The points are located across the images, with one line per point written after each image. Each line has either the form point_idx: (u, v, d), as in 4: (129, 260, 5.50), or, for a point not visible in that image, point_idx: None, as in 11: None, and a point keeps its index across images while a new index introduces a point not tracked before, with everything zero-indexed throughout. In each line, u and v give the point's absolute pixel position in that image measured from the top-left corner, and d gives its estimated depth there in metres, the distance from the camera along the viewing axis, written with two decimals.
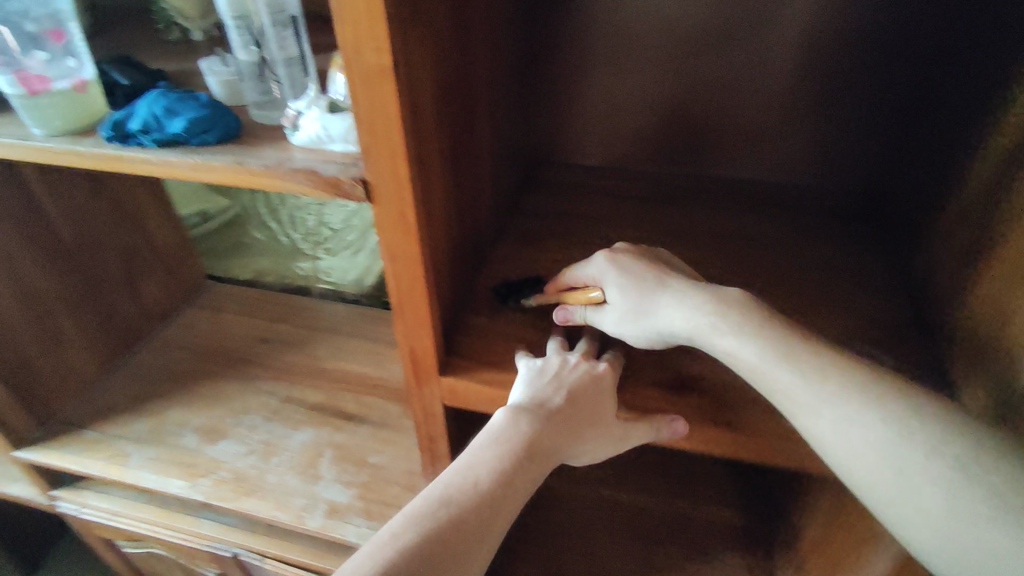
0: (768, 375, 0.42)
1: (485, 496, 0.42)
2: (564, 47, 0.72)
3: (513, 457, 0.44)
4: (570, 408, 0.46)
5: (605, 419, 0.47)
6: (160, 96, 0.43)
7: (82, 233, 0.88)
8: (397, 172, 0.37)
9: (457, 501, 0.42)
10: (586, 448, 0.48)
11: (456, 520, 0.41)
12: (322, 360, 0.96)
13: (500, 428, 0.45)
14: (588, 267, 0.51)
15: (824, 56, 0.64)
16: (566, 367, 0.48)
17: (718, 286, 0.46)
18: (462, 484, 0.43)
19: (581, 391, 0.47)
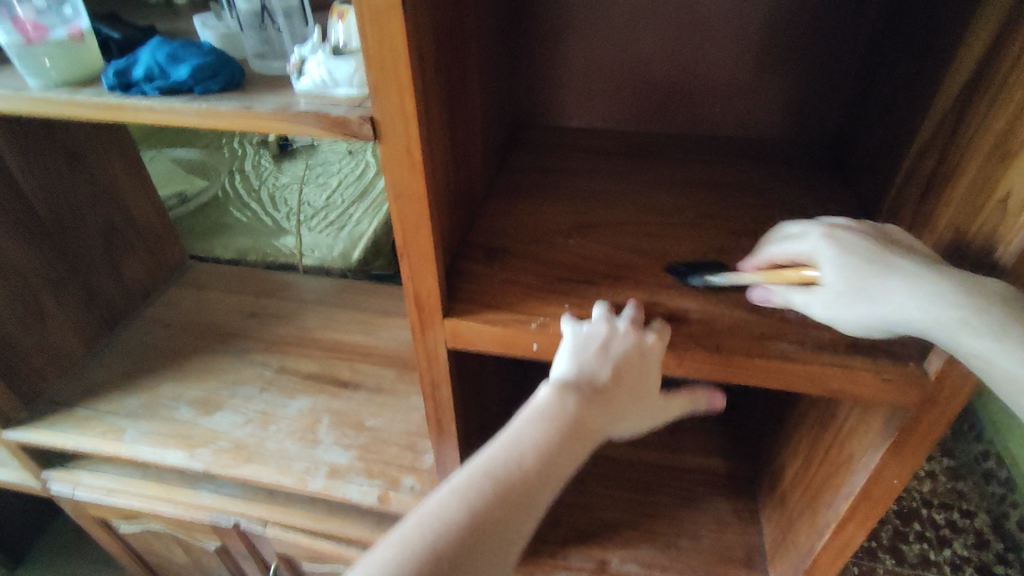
0: (1021, 383, 0.38)
1: (530, 478, 0.43)
2: (545, 9, 0.74)
3: (558, 439, 0.44)
4: (616, 384, 0.47)
5: (650, 390, 0.48)
6: (160, 46, 0.44)
7: (62, 211, 0.87)
8: (405, 108, 0.38)
9: (504, 481, 0.42)
10: (630, 420, 0.49)
11: (501, 497, 0.42)
12: (313, 331, 0.97)
13: (546, 407, 0.45)
14: (800, 245, 0.47)
15: (789, 12, 0.68)
16: (614, 336, 0.47)
17: (969, 275, 0.41)
18: (506, 461, 0.43)
19: (626, 364, 0.47)
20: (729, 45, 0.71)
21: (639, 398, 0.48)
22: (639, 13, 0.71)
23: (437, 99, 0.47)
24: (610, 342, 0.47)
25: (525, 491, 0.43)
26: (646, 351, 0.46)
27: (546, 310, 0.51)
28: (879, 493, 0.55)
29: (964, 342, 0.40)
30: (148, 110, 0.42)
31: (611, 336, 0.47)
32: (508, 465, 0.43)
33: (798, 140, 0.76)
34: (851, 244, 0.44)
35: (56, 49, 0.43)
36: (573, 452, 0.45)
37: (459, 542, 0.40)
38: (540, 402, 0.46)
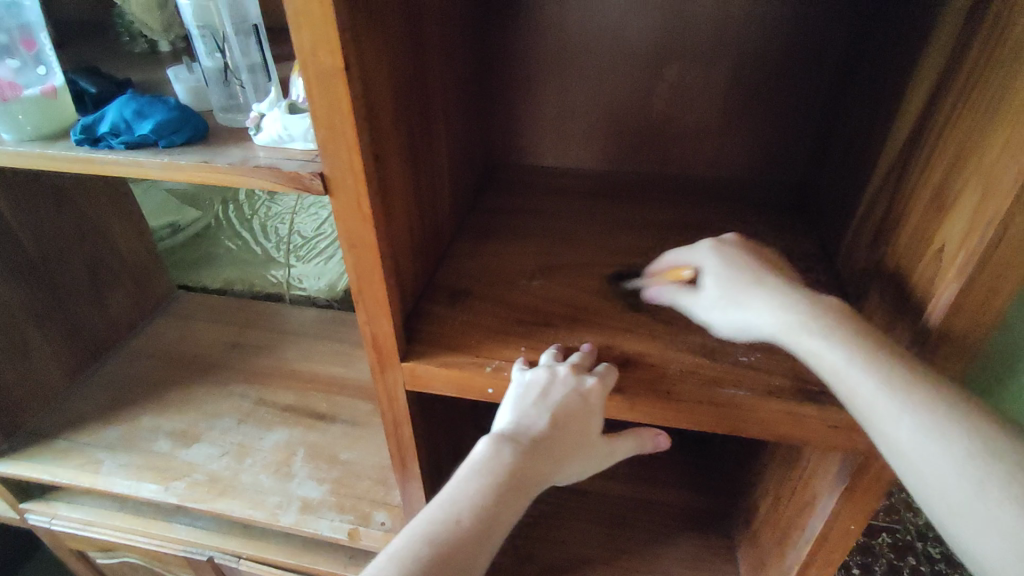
0: (849, 378, 0.40)
1: (471, 530, 0.43)
2: (517, 55, 0.76)
3: (499, 487, 0.45)
4: (555, 431, 0.48)
5: (588, 436, 0.49)
6: (128, 102, 0.46)
7: (48, 245, 0.89)
8: (354, 165, 0.40)
9: (447, 538, 0.42)
10: (569, 466, 0.49)
11: (439, 556, 0.41)
12: (293, 363, 0.98)
13: (485, 459, 0.46)
14: (691, 252, 0.54)
15: (750, 60, 0.70)
16: (553, 380, 0.48)
17: (815, 293, 0.46)
18: (445, 520, 0.43)
19: (565, 408, 0.48)
20: (695, 91, 0.73)
21: (580, 444, 0.49)
22: (607, 60, 0.74)
23: (398, 152, 0.49)
24: (549, 386, 0.48)
25: (469, 540, 0.42)
26: (587, 394, 0.47)
27: (503, 353, 0.52)
28: (837, 535, 0.56)
29: (847, 374, 0.41)
30: (113, 163, 0.44)
31: (553, 381, 0.48)
32: (451, 516, 0.43)
33: (768, 181, 0.78)
34: (739, 259, 0.50)
35: (30, 107, 0.45)
36: (515, 499, 0.45)
37: None
38: (482, 454, 0.47)
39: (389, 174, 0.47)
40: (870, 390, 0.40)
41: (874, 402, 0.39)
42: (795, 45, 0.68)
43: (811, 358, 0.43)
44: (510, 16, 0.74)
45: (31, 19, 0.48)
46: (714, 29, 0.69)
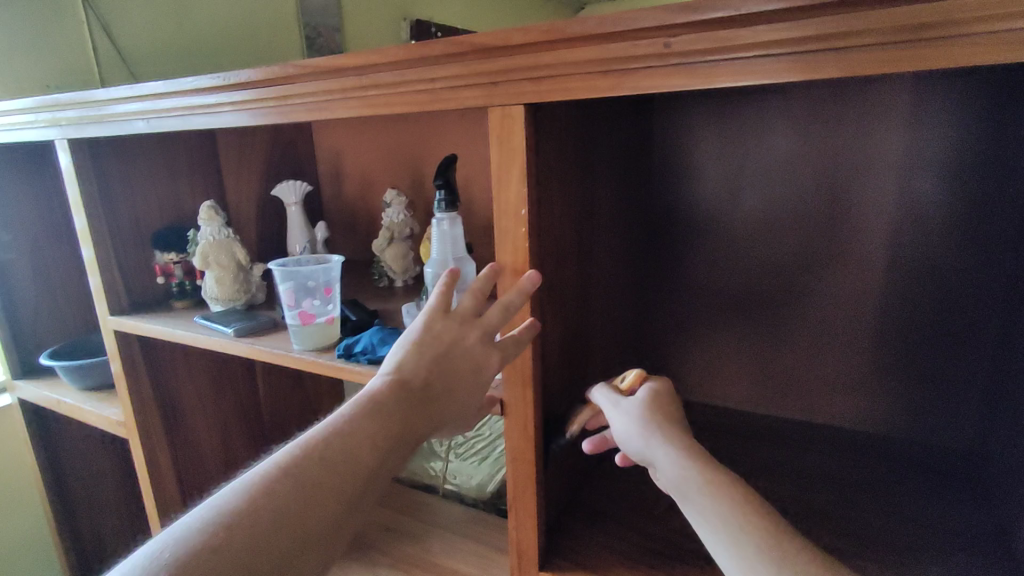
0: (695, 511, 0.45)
1: (355, 419, 0.48)
2: (671, 308, 0.87)
3: (388, 387, 0.49)
4: (445, 363, 0.51)
5: (480, 383, 0.51)
6: (376, 331, 0.66)
7: (277, 417, 1.11)
8: (524, 395, 0.53)
9: (337, 429, 0.47)
10: (453, 404, 0.51)
11: (324, 450, 0.46)
12: (436, 555, 0.93)
13: (386, 384, 0.50)
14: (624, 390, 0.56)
15: (897, 330, 0.73)
16: (434, 318, 0.52)
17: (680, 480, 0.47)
18: (343, 429, 0.47)
19: (446, 355, 0.51)
20: (839, 347, 0.77)
21: (465, 407, 0.51)
22: (753, 314, 0.82)
23: (559, 388, 0.60)
24: (430, 333, 0.51)
25: (330, 490, 0.44)
26: None
27: None
28: None
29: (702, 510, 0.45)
30: (360, 371, 0.61)
31: (433, 326, 0.52)
32: (318, 447, 0.46)
33: (945, 451, 0.73)
34: (649, 425, 0.50)
35: (316, 331, 0.68)
36: (388, 452, 0.48)
37: (290, 471, 0.44)
38: (360, 389, 0.50)
39: (549, 403, 0.58)
40: (683, 494, 0.46)
41: (693, 512, 0.45)
42: (941, 323, 0.70)
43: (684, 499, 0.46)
44: (674, 279, 0.86)
45: (334, 276, 0.70)
46: (850, 293, 0.75)
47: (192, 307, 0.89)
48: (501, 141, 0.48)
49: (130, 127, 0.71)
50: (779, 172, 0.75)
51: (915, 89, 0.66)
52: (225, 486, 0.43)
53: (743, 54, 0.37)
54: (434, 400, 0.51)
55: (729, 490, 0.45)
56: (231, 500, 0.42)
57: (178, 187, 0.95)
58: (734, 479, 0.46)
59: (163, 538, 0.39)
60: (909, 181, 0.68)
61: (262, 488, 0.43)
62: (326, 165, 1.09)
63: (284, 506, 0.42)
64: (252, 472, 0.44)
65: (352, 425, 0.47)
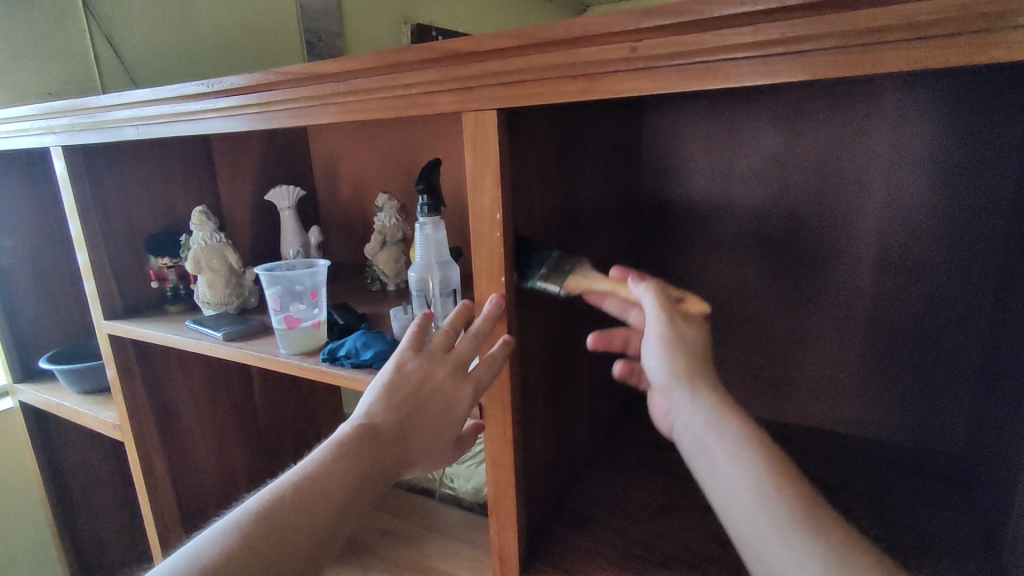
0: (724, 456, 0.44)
1: (327, 463, 0.48)
2: None
3: (360, 429, 0.50)
4: (419, 401, 0.52)
5: (453, 419, 0.52)
6: (360, 335, 0.66)
7: (273, 420, 1.12)
8: (503, 400, 0.53)
9: (309, 474, 0.48)
10: (426, 442, 0.52)
11: (295, 498, 0.46)
12: (430, 559, 0.93)
13: (358, 426, 0.50)
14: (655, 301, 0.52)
15: (887, 332, 0.72)
16: (406, 358, 0.53)
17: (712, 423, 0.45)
18: (314, 475, 0.48)
19: (419, 393, 0.52)
20: (830, 351, 0.76)
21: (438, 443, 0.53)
22: (743, 317, 0.81)
23: (542, 392, 0.60)
24: (401, 373, 0.52)
25: (301, 538, 0.45)
26: None
27: None
28: None
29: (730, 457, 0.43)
30: (344, 375, 0.62)
31: (405, 362, 0.53)
32: (288, 496, 0.47)
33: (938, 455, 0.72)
34: (708, 404, 0.46)
35: (303, 335, 0.68)
36: (360, 496, 0.49)
37: (261, 521, 0.45)
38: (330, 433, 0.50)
39: (530, 407, 0.58)
40: (715, 436, 0.45)
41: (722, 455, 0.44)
42: (932, 326, 0.70)
43: (712, 440, 0.45)
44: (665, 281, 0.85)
45: (321, 280, 0.71)
46: (840, 296, 0.74)
47: (186, 312, 0.90)
48: (475, 145, 0.48)
49: (121, 134, 0.72)
50: (769, 174, 0.75)
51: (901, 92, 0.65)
52: (194, 540, 0.44)
53: (709, 57, 0.37)
54: (406, 440, 0.52)
55: (796, 502, 0.40)
56: (202, 553, 0.43)
57: (173, 192, 0.96)
58: (807, 495, 0.41)
59: None
60: (898, 183, 0.68)
61: (231, 543, 0.43)
62: (321, 169, 1.10)
63: (255, 561, 0.43)
64: (224, 522, 0.45)
65: (323, 472, 0.48)
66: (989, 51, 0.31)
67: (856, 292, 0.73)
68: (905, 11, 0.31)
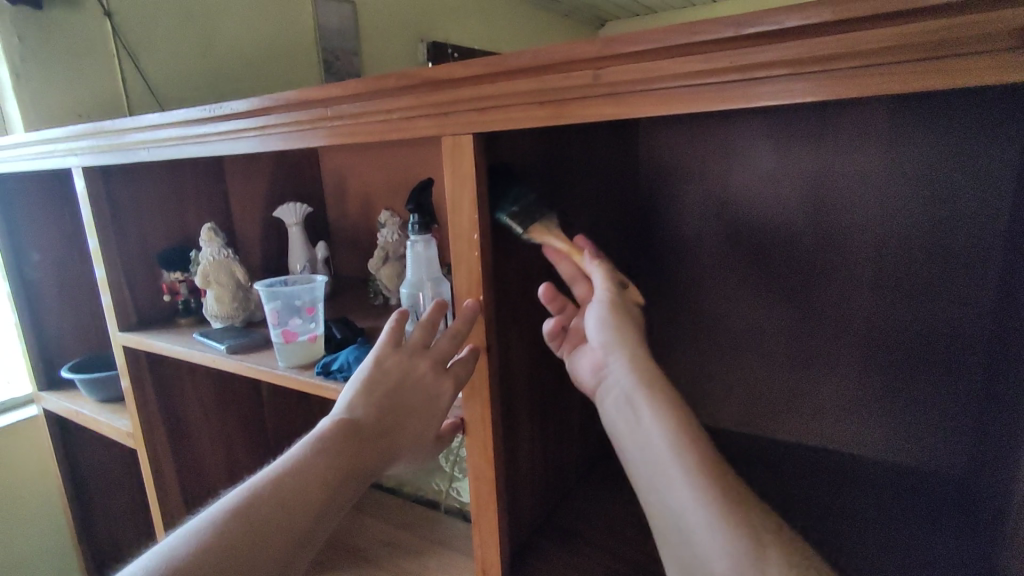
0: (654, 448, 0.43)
1: (305, 458, 0.51)
2: (659, 326, 0.87)
3: (338, 423, 0.53)
4: (399, 396, 0.54)
5: (433, 413, 0.54)
6: (355, 349, 0.68)
7: (281, 430, 1.15)
8: (483, 413, 0.54)
9: (289, 468, 0.51)
10: (405, 437, 0.54)
11: (273, 491, 0.49)
12: (430, 572, 0.94)
13: (337, 421, 0.53)
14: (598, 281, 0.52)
15: (885, 352, 0.71)
16: (386, 354, 0.56)
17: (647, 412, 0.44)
18: (293, 468, 0.50)
19: (397, 389, 0.54)
20: (827, 369, 0.76)
21: (418, 438, 0.55)
22: (740, 334, 0.81)
23: (527, 408, 0.61)
24: (381, 368, 0.55)
25: (281, 529, 0.48)
26: None
27: None
28: None
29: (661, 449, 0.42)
30: (336, 388, 0.64)
31: (383, 360, 0.55)
32: (267, 488, 0.49)
33: (941, 477, 0.71)
34: (638, 366, 0.47)
35: (299, 349, 0.70)
36: (338, 488, 0.51)
37: (240, 512, 0.47)
38: (311, 429, 0.53)
39: (514, 422, 0.59)
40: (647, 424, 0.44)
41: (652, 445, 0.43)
42: (931, 346, 0.68)
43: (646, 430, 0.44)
44: (662, 298, 0.86)
45: (319, 296, 0.73)
46: (835, 314, 0.74)
47: (196, 324, 0.94)
48: (454, 167, 0.50)
49: (134, 155, 0.76)
50: (762, 192, 0.75)
51: (892, 111, 0.65)
52: (176, 531, 0.46)
53: (668, 84, 0.39)
54: (385, 434, 0.54)
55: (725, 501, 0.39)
56: (183, 543, 0.45)
57: (187, 209, 1.00)
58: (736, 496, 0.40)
59: None
60: (891, 202, 0.67)
61: (212, 534, 0.46)
62: (330, 186, 1.13)
63: (235, 553, 0.45)
64: (204, 516, 0.47)
65: (300, 466, 0.51)
66: (933, 79, 0.31)
67: (852, 311, 0.72)
68: (849, 41, 0.32)
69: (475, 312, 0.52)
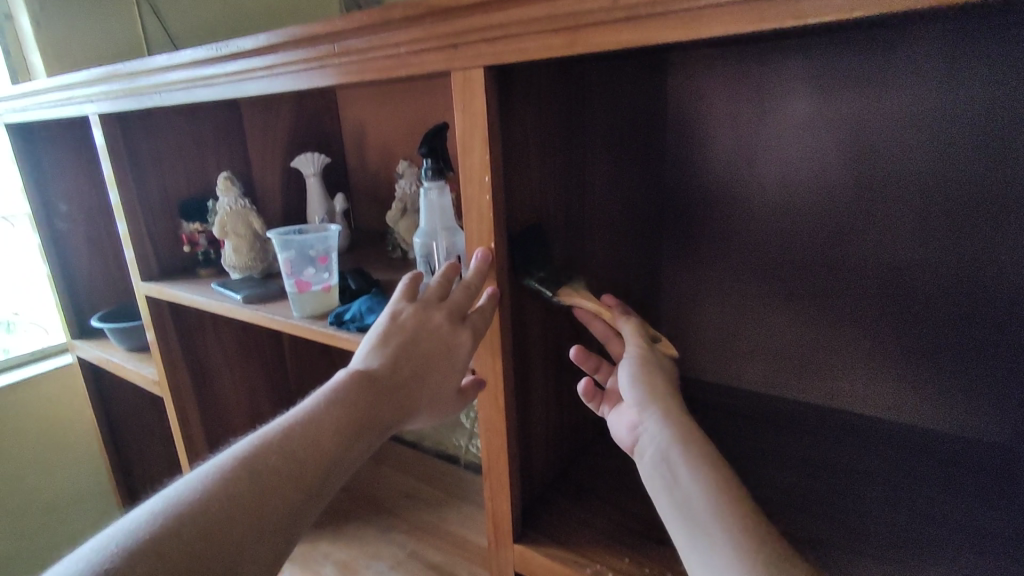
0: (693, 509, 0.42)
1: (318, 409, 0.50)
2: (684, 283, 0.84)
3: (353, 376, 0.52)
4: (415, 350, 0.53)
5: (451, 367, 0.52)
6: (367, 299, 0.67)
7: (303, 383, 1.16)
8: (495, 366, 0.53)
9: (303, 418, 0.50)
10: (422, 390, 0.53)
11: (284, 439, 0.49)
12: (448, 524, 0.95)
13: (352, 374, 0.52)
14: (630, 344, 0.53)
15: (926, 310, 0.67)
16: (400, 310, 0.54)
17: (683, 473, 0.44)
18: (307, 418, 0.50)
19: (414, 342, 0.53)
20: (861, 329, 0.72)
21: (435, 394, 0.53)
22: (769, 291, 0.77)
23: (541, 361, 0.59)
24: (395, 322, 0.54)
25: (293, 475, 0.47)
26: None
27: (603, 558, 0.54)
28: None
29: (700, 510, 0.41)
30: (348, 338, 0.63)
31: (399, 313, 0.54)
32: (280, 435, 0.49)
33: (979, 443, 0.68)
34: (674, 425, 0.47)
35: (312, 298, 0.70)
36: (352, 439, 0.50)
37: (251, 458, 0.47)
38: (327, 380, 0.52)
39: (527, 376, 0.57)
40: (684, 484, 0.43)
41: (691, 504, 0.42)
42: (977, 304, 0.64)
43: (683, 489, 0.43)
44: (688, 253, 0.82)
45: (332, 245, 0.71)
46: (873, 270, 0.69)
47: (216, 275, 0.94)
48: (464, 106, 0.47)
49: (146, 100, 0.74)
50: (799, 139, 0.70)
51: (948, 45, 0.60)
52: (189, 473, 0.47)
53: (692, 5, 0.35)
54: (402, 387, 0.52)
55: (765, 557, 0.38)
56: (194, 485, 0.45)
57: (206, 160, 0.99)
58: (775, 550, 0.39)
59: (127, 519, 0.43)
60: (941, 148, 0.62)
61: (223, 477, 0.46)
62: (349, 138, 1.11)
63: (245, 496, 0.45)
64: (218, 460, 0.47)
65: (311, 416, 0.50)
66: None
67: (892, 267, 0.68)
68: None
69: (488, 262, 0.50)
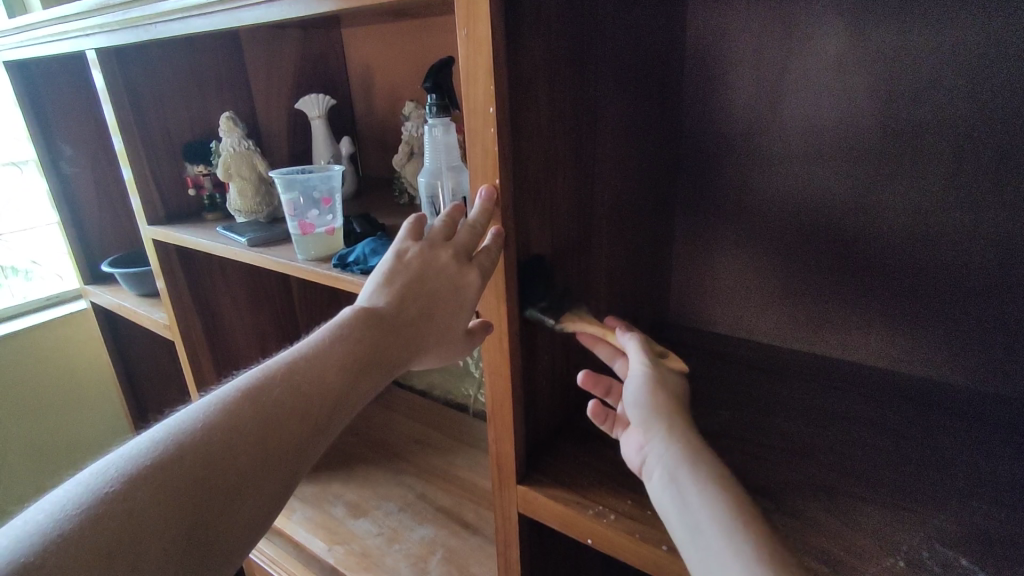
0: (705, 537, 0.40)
1: (324, 345, 0.50)
2: (698, 231, 0.81)
3: (358, 315, 0.51)
4: (421, 289, 0.52)
5: (458, 309, 0.51)
6: (371, 242, 0.66)
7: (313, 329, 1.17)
8: (500, 308, 0.52)
9: (308, 355, 0.50)
10: (429, 330, 0.52)
11: (289, 374, 0.48)
12: (456, 468, 0.96)
13: (357, 313, 0.51)
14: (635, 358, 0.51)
15: (950, 258, 0.65)
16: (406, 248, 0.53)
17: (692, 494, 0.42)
18: (311, 355, 0.50)
19: (420, 281, 0.52)
20: (880, 278, 0.70)
21: (442, 335, 0.52)
22: (786, 239, 0.75)
23: None
24: (401, 261, 0.52)
25: (298, 411, 0.47)
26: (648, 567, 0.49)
27: (606, 501, 0.54)
28: None
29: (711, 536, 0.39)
30: (351, 281, 0.62)
31: (404, 252, 0.53)
32: (284, 370, 0.49)
33: (995, 396, 0.66)
34: (682, 441, 0.44)
35: (317, 240, 0.68)
36: (357, 377, 0.50)
37: (255, 392, 0.47)
38: (332, 317, 0.52)
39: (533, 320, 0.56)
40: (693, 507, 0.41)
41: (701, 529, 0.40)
42: (1004, 253, 0.61)
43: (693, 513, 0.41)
44: (703, 200, 0.80)
45: (336, 186, 0.70)
46: (896, 216, 0.66)
47: (223, 219, 0.93)
48: (468, 31, 0.44)
49: (142, 33, 0.72)
50: (826, 76, 0.66)
51: None
52: (192, 404, 0.46)
53: None
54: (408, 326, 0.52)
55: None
56: (197, 415, 0.45)
57: (210, 101, 0.97)
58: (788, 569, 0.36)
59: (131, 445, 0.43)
60: (978, 85, 0.58)
61: (227, 409, 0.46)
62: (355, 80, 1.08)
63: (249, 429, 0.45)
64: (221, 393, 0.47)
65: (316, 354, 0.50)
66: None
67: (916, 213, 0.65)
68: None
69: (494, 199, 0.49)
